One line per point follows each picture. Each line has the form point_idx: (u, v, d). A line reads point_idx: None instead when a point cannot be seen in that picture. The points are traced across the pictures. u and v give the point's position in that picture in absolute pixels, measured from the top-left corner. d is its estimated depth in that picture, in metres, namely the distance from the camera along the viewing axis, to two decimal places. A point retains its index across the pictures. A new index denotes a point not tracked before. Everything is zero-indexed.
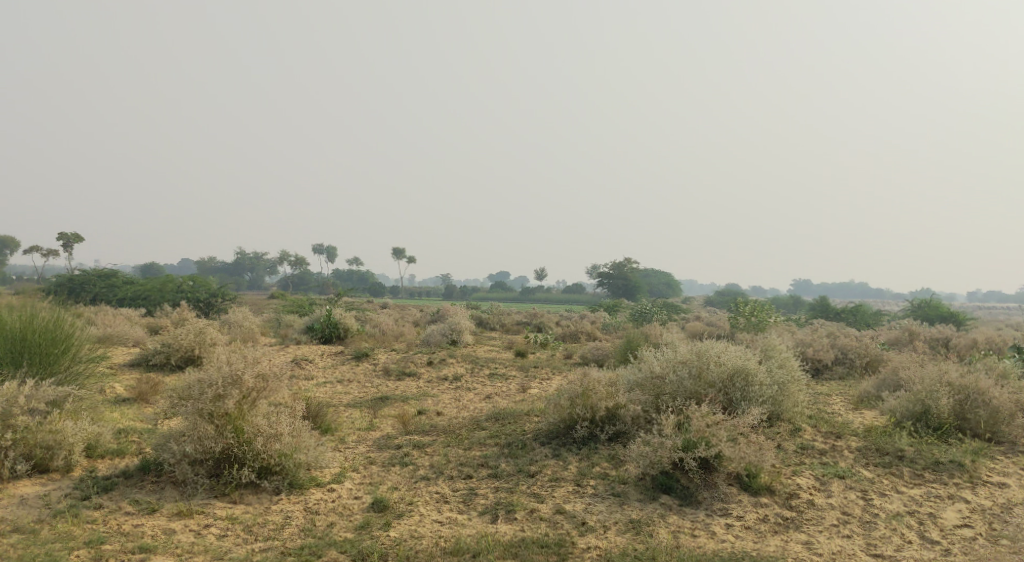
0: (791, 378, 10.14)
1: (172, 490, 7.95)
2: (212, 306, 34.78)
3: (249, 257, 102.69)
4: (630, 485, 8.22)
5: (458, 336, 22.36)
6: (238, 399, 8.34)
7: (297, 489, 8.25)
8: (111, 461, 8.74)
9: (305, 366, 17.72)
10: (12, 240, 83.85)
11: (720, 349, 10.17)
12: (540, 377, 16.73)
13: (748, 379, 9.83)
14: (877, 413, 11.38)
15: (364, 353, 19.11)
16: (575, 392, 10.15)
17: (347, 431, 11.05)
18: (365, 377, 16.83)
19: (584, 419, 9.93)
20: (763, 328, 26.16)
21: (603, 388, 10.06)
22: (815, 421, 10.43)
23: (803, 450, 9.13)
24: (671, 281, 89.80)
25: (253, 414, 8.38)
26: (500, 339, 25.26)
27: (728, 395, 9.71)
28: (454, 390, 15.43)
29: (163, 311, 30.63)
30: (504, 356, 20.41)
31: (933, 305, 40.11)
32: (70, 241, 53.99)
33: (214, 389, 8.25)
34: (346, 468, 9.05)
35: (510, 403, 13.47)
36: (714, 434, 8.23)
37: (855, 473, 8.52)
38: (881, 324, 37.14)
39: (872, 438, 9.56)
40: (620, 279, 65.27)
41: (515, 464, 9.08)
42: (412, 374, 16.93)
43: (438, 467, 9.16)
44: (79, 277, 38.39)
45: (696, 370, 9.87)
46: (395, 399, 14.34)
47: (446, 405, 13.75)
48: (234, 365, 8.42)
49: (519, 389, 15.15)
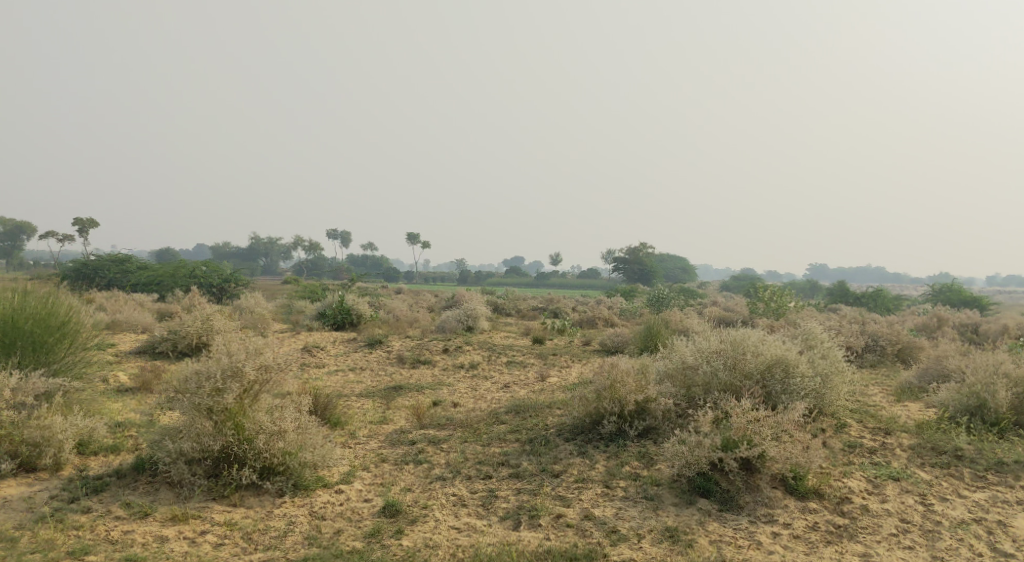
0: (834, 368, 9.36)
1: (167, 491, 7.35)
2: (226, 291, 34.82)
3: (263, 242, 102.48)
4: (664, 488, 7.53)
5: (473, 322, 21.70)
6: (239, 393, 7.70)
7: (302, 491, 7.62)
8: (104, 459, 8.14)
9: (317, 354, 17.15)
10: (29, 225, 84.36)
11: (757, 338, 9.41)
12: (559, 365, 16.04)
13: (788, 370, 9.06)
14: (924, 407, 10.58)
15: (377, 340, 18.50)
16: (602, 384, 9.43)
17: (358, 424, 10.41)
18: (377, 364, 16.25)
19: (611, 413, 9.22)
20: (784, 313, 25.28)
21: (632, 380, 9.34)
22: (860, 416, 9.65)
23: (850, 448, 8.37)
24: (687, 266, 88.76)
25: (255, 409, 7.76)
26: (515, 325, 24.58)
27: (767, 388, 8.96)
28: (470, 379, 14.78)
29: (175, 296, 30.23)
30: (521, 342, 19.74)
31: (956, 289, 38.93)
32: (86, 226, 53.88)
33: (212, 382, 7.60)
34: (356, 467, 8.41)
35: (530, 394, 12.80)
36: (757, 432, 7.50)
37: (911, 475, 7.77)
38: (902, 309, 36.03)
39: (926, 435, 8.77)
40: (636, 263, 64.39)
41: (538, 462, 8.40)
42: (426, 362, 16.32)
43: (454, 465, 8.49)
44: (93, 262, 38.16)
45: (731, 361, 9.14)
46: (409, 388, 13.71)
47: (462, 395, 13.13)
48: (235, 356, 7.75)
49: (538, 378, 14.46)
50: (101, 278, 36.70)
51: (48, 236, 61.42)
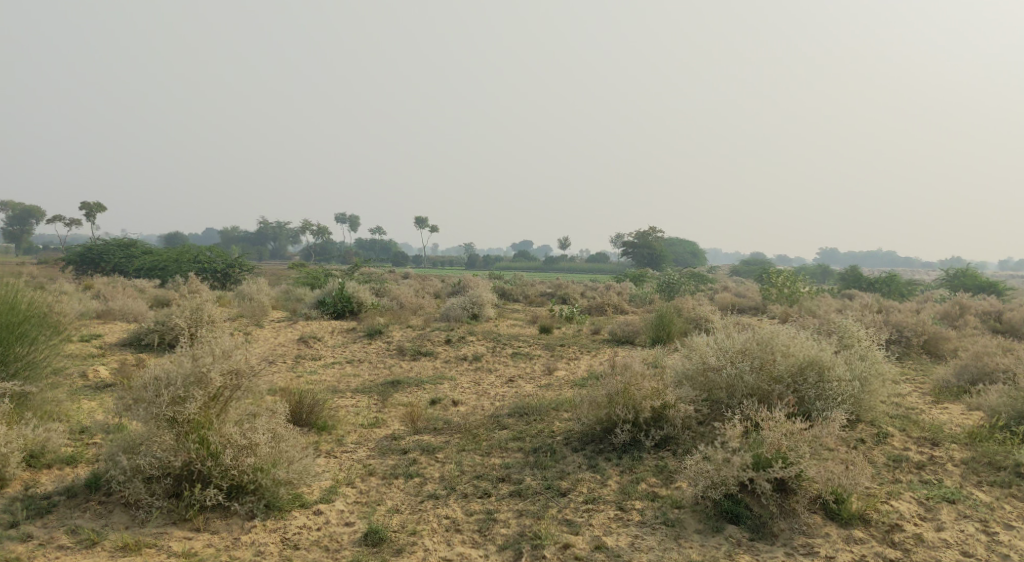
0: (874, 370, 8.35)
1: (122, 513, 6.51)
2: (230, 277, 33.89)
3: (271, 226, 101.91)
4: (686, 512, 6.63)
5: (478, 310, 20.72)
6: (204, 403, 6.80)
7: (276, 512, 6.76)
8: (58, 472, 7.27)
9: (313, 345, 16.25)
10: (37, 209, 83.87)
11: (787, 336, 8.43)
12: (567, 357, 15.05)
13: (823, 374, 8.09)
14: (969, 411, 9.59)
15: (378, 330, 17.59)
16: (614, 388, 8.47)
17: (346, 429, 9.51)
18: (377, 356, 15.36)
19: (625, 421, 8.28)
20: (798, 299, 24.22)
21: (648, 383, 8.39)
22: (902, 422, 8.67)
23: (895, 462, 7.40)
24: (697, 250, 87.52)
25: (223, 421, 6.86)
26: (522, 312, 23.58)
27: (799, 393, 8.00)
28: (473, 373, 13.88)
29: (175, 283, 29.34)
30: (527, 332, 18.77)
31: (970, 274, 37.66)
32: (92, 211, 53.35)
33: (173, 390, 6.70)
34: (340, 482, 7.51)
35: (536, 391, 11.88)
36: (793, 448, 6.61)
37: (969, 496, 6.80)
38: (916, 296, 34.86)
39: (980, 447, 7.78)
40: (645, 247, 63.21)
41: (543, 477, 7.50)
42: (428, 354, 15.42)
43: (450, 480, 7.58)
44: (97, 246, 37.37)
45: (758, 363, 8.21)
46: (408, 384, 12.77)
47: (464, 392, 12.25)
48: (199, 360, 6.85)
49: (544, 373, 13.50)
50: (107, 263, 35.90)
51: (54, 219, 60.75)
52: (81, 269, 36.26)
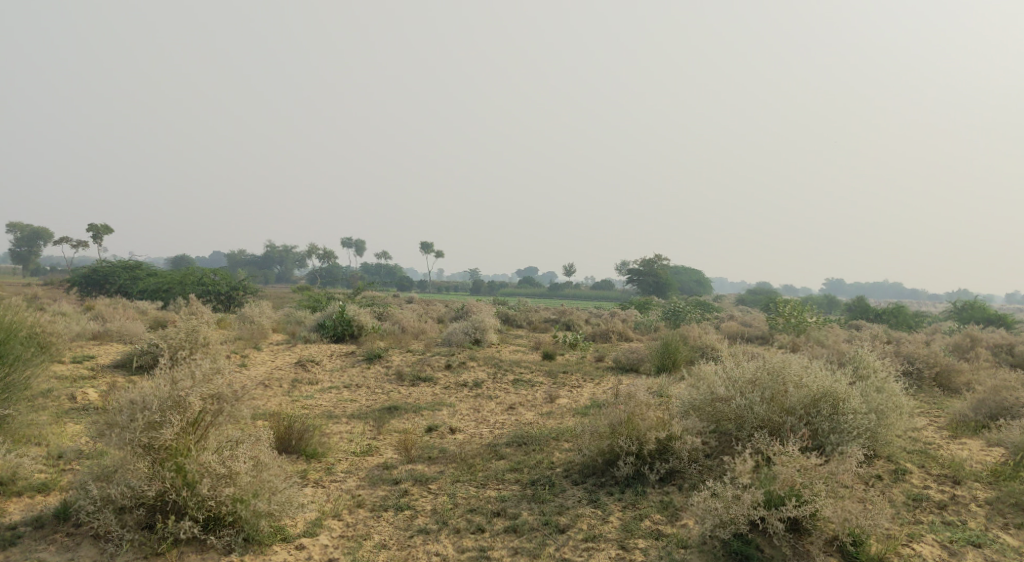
0: (891, 402, 7.92)
1: (90, 546, 6.12)
2: (233, 299, 33.59)
3: (278, 250, 102.02)
4: (692, 552, 6.21)
5: (480, 335, 20.32)
6: (181, 429, 6.43)
7: (255, 547, 6.37)
8: (28, 501, 6.89)
9: (311, 369, 15.85)
10: (45, 230, 84.22)
11: (799, 366, 8.03)
12: (569, 385, 14.61)
13: (838, 407, 7.69)
14: (990, 448, 9.12)
15: (377, 354, 17.18)
16: (617, 418, 8.08)
17: (337, 457, 9.10)
18: (375, 381, 14.94)
19: (628, 453, 7.88)
20: (805, 329, 23.76)
21: (652, 414, 8.00)
22: (921, 457, 8.21)
23: (914, 502, 6.97)
24: (702, 279, 87.08)
25: (202, 448, 6.48)
26: (525, 338, 23.14)
27: (812, 426, 7.59)
28: (473, 399, 13.46)
29: (176, 305, 29.02)
30: (529, 358, 18.35)
31: (979, 306, 37.14)
32: (99, 233, 53.47)
33: (149, 415, 6.33)
34: (325, 514, 7.09)
35: (537, 420, 11.45)
36: (808, 485, 6.23)
37: (995, 540, 6.36)
38: (925, 328, 34.33)
39: (1005, 487, 7.32)
40: (650, 275, 62.88)
41: (541, 512, 7.10)
42: (427, 379, 15.00)
43: (441, 514, 7.17)
44: (101, 267, 37.21)
45: (769, 394, 7.81)
46: (405, 410, 12.35)
47: (462, 419, 11.83)
48: (178, 384, 6.49)
49: (546, 400, 13.07)
50: (111, 285, 35.70)
51: (61, 241, 60.89)
52: (86, 290, 36.12)
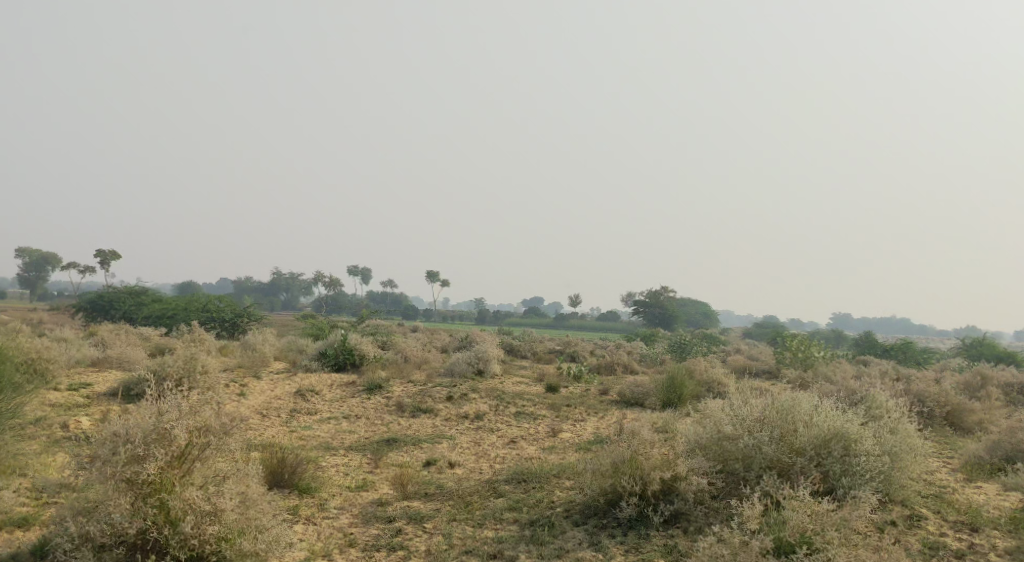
0: (906, 444, 7.61)
1: None
2: (237, 326, 33.39)
3: (284, 277, 102.11)
4: None
5: (484, 366, 20.02)
6: (165, 462, 6.20)
7: None
8: (6, 536, 6.64)
9: (310, 399, 15.57)
10: (54, 256, 84.54)
11: (809, 405, 7.75)
12: (573, 419, 14.28)
13: (850, 448, 7.40)
14: (1007, 492, 8.77)
15: (377, 384, 16.90)
16: (621, 457, 7.80)
17: (330, 492, 8.82)
18: (375, 412, 14.64)
19: (630, 493, 7.59)
20: (813, 364, 23.38)
21: (657, 452, 7.73)
22: (937, 502, 7.88)
23: (930, 550, 6.65)
24: (708, 311, 86.66)
25: (188, 484, 6.25)
26: (529, 369, 22.81)
27: (823, 468, 7.30)
28: (474, 432, 13.15)
29: (179, 331, 28.82)
30: (532, 390, 18.04)
31: (988, 344, 36.65)
32: (107, 259, 53.61)
33: (131, 448, 6.10)
34: (315, 554, 6.86)
35: (538, 455, 11.14)
36: (819, 532, 5.97)
37: None
38: (933, 364, 33.85)
39: None
40: (656, 307, 62.55)
41: (539, 555, 6.82)
42: (428, 410, 14.69)
43: (435, 555, 6.89)
44: (106, 293, 37.14)
45: (778, 433, 7.54)
46: (404, 442, 12.06)
47: (462, 453, 11.53)
48: (163, 416, 6.28)
49: (548, 434, 12.77)
50: (115, 310, 35.59)
51: (68, 266, 61.02)
52: (90, 316, 35.99)
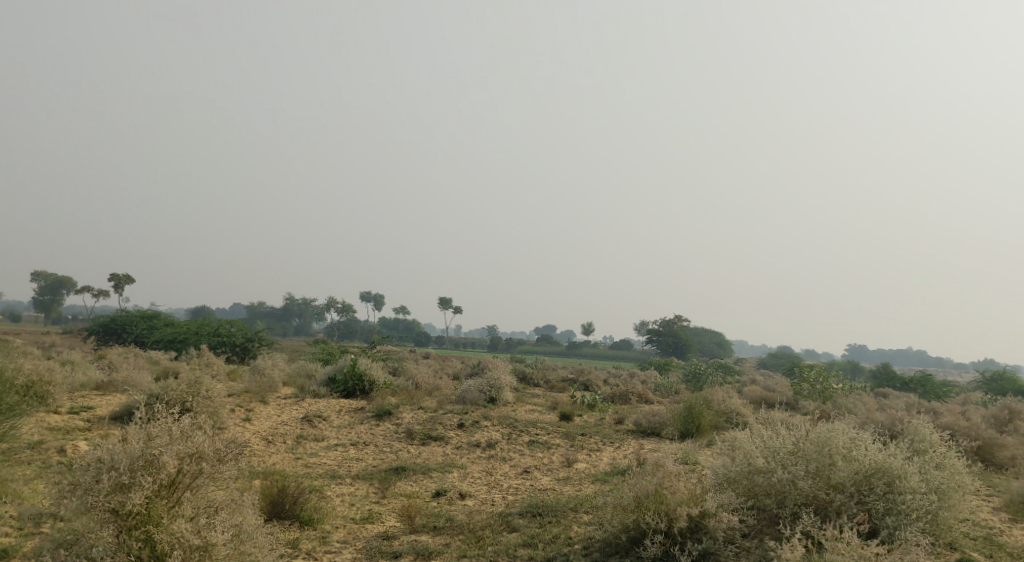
0: (954, 481, 7.02)
1: None
2: (248, 351, 32.99)
3: (297, 302, 102.15)
4: None
5: (496, 394, 19.47)
6: (152, 492, 5.74)
7: None
8: None
9: (317, 425, 15.08)
10: (70, 279, 84.95)
11: (848, 436, 7.19)
12: (588, 449, 13.70)
13: (893, 485, 6.83)
14: None
15: (387, 410, 16.40)
16: (644, 491, 7.26)
17: (334, 523, 8.30)
18: (384, 439, 14.12)
19: (655, 530, 7.05)
20: (832, 397, 22.61)
21: (684, 486, 7.19)
22: (987, 544, 7.26)
23: None
24: (721, 341, 85.66)
25: (176, 516, 5.80)
26: (542, 397, 22.20)
27: (865, 506, 6.74)
28: (485, 461, 12.60)
29: (188, 355, 28.44)
30: (545, 418, 17.46)
31: (1009, 377, 35.64)
32: (121, 282, 53.65)
33: (115, 476, 5.66)
34: None
35: (553, 487, 10.57)
36: None
37: None
38: (954, 397, 32.85)
39: None
40: (670, 336, 61.83)
41: None
42: (438, 438, 14.16)
43: None
44: (117, 316, 36.92)
45: (815, 467, 6.99)
46: (413, 471, 11.53)
47: (473, 483, 11.00)
48: (151, 443, 5.83)
49: (563, 464, 12.20)
50: (127, 334, 35.34)
51: (82, 290, 61.15)
52: (102, 339, 35.74)
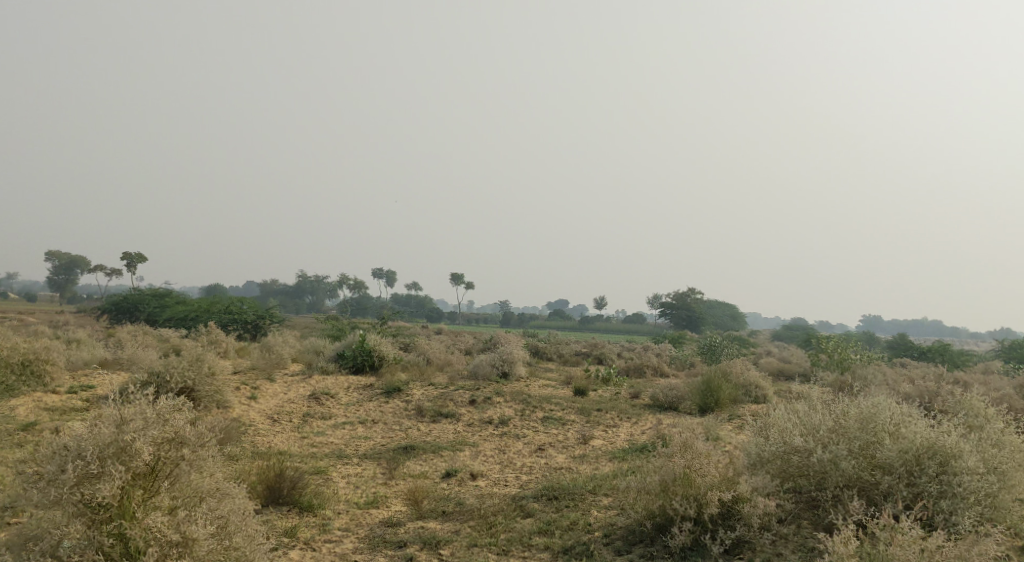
0: (1015, 460, 6.33)
1: None
2: (259, 328, 32.56)
3: (309, 279, 101.91)
4: None
5: (509, 368, 18.90)
6: (125, 482, 5.17)
7: None
8: None
9: (324, 402, 14.55)
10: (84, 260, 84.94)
11: (895, 412, 6.50)
12: (604, 425, 13.06)
13: (948, 465, 6.14)
14: None
15: (396, 387, 15.84)
16: (671, 474, 6.63)
17: (336, 509, 7.75)
18: (392, 417, 13.56)
19: (683, 518, 6.43)
20: (851, 366, 21.84)
21: (714, 469, 6.57)
22: None
23: None
24: (735, 313, 84.80)
25: (151, 509, 5.23)
26: (556, 372, 21.61)
27: (916, 489, 6.08)
28: (498, 439, 12.02)
29: (197, 333, 27.97)
30: (559, 394, 16.85)
31: None
32: (134, 261, 53.41)
33: (82, 466, 5.07)
34: None
35: (569, 466, 9.97)
36: None
37: None
38: (974, 366, 31.97)
39: None
40: (683, 310, 61.06)
41: None
42: (449, 416, 13.57)
43: None
44: (128, 295, 36.57)
45: (859, 445, 6.33)
46: (422, 449, 10.96)
47: (485, 462, 10.42)
48: (122, 428, 5.23)
49: (579, 442, 11.58)
50: (138, 313, 35.01)
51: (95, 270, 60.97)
52: (114, 318, 35.44)
